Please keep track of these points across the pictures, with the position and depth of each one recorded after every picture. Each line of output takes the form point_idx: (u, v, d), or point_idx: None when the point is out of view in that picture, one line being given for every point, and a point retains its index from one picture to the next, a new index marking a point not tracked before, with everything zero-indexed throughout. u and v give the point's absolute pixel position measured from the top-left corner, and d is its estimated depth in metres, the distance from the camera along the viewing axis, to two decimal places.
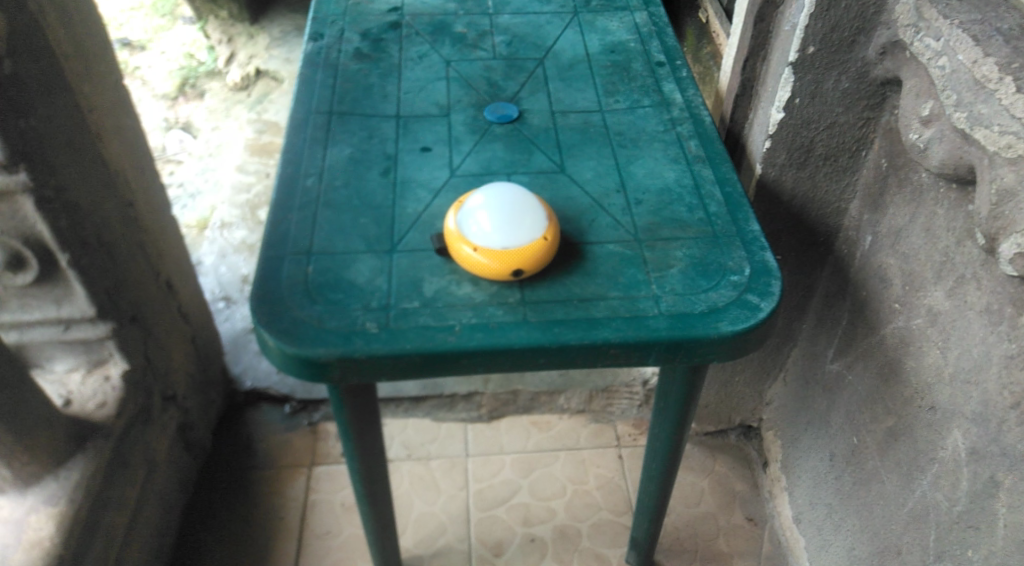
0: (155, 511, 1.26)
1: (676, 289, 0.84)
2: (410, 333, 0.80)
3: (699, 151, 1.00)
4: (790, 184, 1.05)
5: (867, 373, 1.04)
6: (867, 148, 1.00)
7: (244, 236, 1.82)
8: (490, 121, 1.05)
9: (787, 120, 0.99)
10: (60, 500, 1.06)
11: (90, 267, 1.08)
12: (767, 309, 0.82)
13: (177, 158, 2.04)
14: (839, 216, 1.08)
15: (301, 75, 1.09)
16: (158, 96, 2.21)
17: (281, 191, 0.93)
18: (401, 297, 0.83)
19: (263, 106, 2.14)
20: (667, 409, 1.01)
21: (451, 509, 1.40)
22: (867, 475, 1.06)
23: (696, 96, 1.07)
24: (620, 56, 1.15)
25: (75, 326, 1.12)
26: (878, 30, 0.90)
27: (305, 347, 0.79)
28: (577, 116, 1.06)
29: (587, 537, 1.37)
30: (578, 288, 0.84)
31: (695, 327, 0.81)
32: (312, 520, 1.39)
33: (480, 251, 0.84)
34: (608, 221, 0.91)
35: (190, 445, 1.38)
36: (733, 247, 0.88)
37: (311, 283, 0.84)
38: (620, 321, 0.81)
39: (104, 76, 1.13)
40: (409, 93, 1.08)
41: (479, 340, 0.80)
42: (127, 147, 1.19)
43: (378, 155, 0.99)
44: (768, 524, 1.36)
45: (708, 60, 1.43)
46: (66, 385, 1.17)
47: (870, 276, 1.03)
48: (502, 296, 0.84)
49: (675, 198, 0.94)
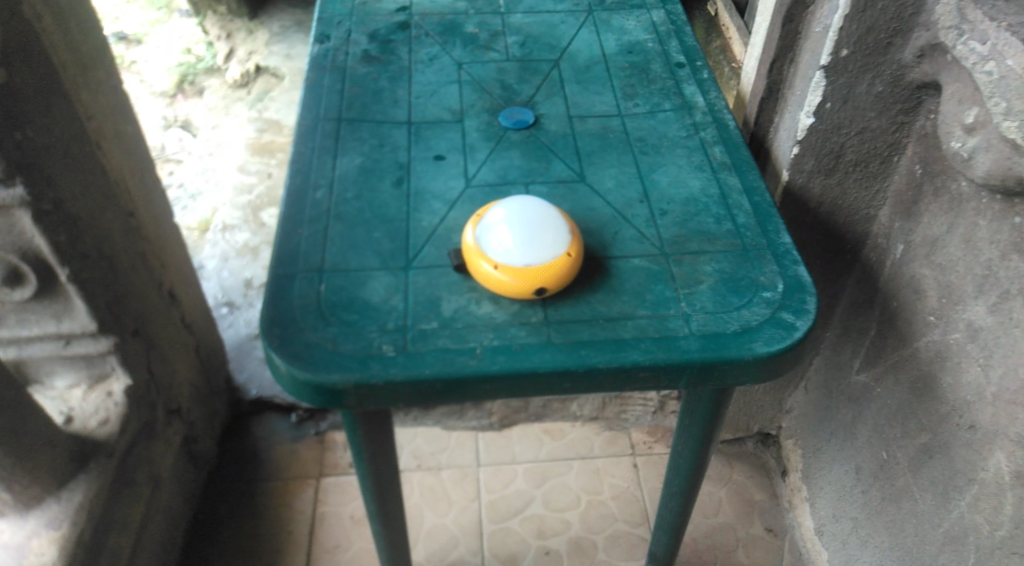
0: (161, 527, 1.22)
1: (707, 307, 0.80)
2: (429, 357, 0.76)
3: (724, 157, 0.96)
4: (817, 191, 1.01)
5: (898, 387, 1.01)
6: (899, 153, 0.96)
7: (247, 239, 1.78)
8: (506, 127, 1.00)
9: (817, 126, 0.95)
10: (63, 523, 1.03)
11: (91, 281, 1.04)
12: (803, 329, 0.78)
13: (177, 157, 2.00)
14: (868, 224, 1.04)
15: (307, 80, 1.05)
16: (156, 94, 2.16)
17: (289, 204, 0.89)
18: (418, 317, 0.79)
19: (264, 104, 2.10)
20: (692, 427, 0.97)
21: (463, 521, 1.37)
22: (898, 491, 1.03)
23: (719, 99, 1.03)
24: (639, 57, 1.11)
25: (75, 341, 1.08)
26: (915, 32, 0.85)
27: (319, 372, 0.75)
28: (595, 121, 1.02)
29: (603, 550, 1.34)
30: (603, 307, 0.80)
31: (728, 349, 0.77)
32: (322, 533, 1.35)
33: (501, 268, 0.80)
34: (632, 233, 0.88)
35: (195, 457, 1.35)
36: (765, 262, 0.84)
37: (323, 303, 0.80)
38: (650, 342, 0.77)
39: (104, 82, 1.09)
40: (420, 98, 1.04)
41: (502, 364, 0.76)
42: (127, 153, 1.14)
43: (391, 165, 0.95)
44: (788, 534, 1.33)
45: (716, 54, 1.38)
46: (67, 401, 1.13)
47: (902, 287, 0.99)
48: (524, 316, 0.80)
49: (701, 208, 0.90)
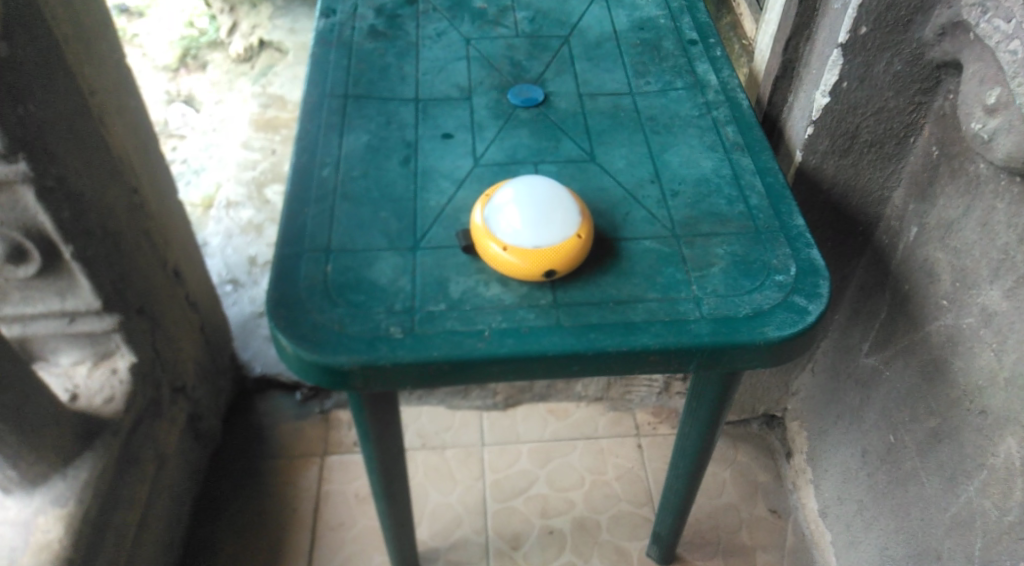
0: (166, 504, 1.22)
1: (718, 290, 0.79)
2: (437, 339, 0.75)
3: (736, 137, 0.94)
4: (830, 173, 1.00)
5: (908, 371, 1.00)
6: (916, 134, 0.95)
7: (251, 216, 1.77)
8: (515, 105, 0.99)
9: (833, 106, 0.93)
10: (68, 501, 1.03)
11: (95, 259, 1.03)
12: (815, 313, 0.77)
13: (180, 133, 1.98)
14: (880, 206, 1.03)
15: (313, 55, 1.03)
16: (158, 68, 2.13)
17: (295, 183, 0.88)
18: (426, 299, 0.78)
19: (268, 79, 2.09)
20: (699, 410, 0.96)
21: (468, 500, 1.37)
22: (904, 474, 1.02)
23: (732, 77, 1.01)
24: (650, 34, 1.09)
25: (80, 318, 1.07)
26: (936, 10, 0.84)
27: (326, 354, 0.74)
28: (606, 99, 1.00)
29: (607, 530, 1.34)
30: (613, 289, 0.79)
31: (740, 332, 0.76)
32: (327, 511, 1.35)
33: (510, 250, 0.79)
34: (643, 214, 0.86)
35: (200, 435, 1.34)
36: (777, 244, 0.83)
37: (330, 284, 0.80)
38: (660, 326, 0.76)
39: (107, 56, 1.07)
40: (428, 74, 1.03)
41: (511, 347, 0.75)
42: (131, 129, 1.13)
43: (398, 143, 0.94)
44: (792, 516, 1.33)
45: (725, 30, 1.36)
46: (71, 379, 1.13)
47: (914, 270, 0.98)
48: (533, 298, 0.79)
49: (713, 189, 0.89)
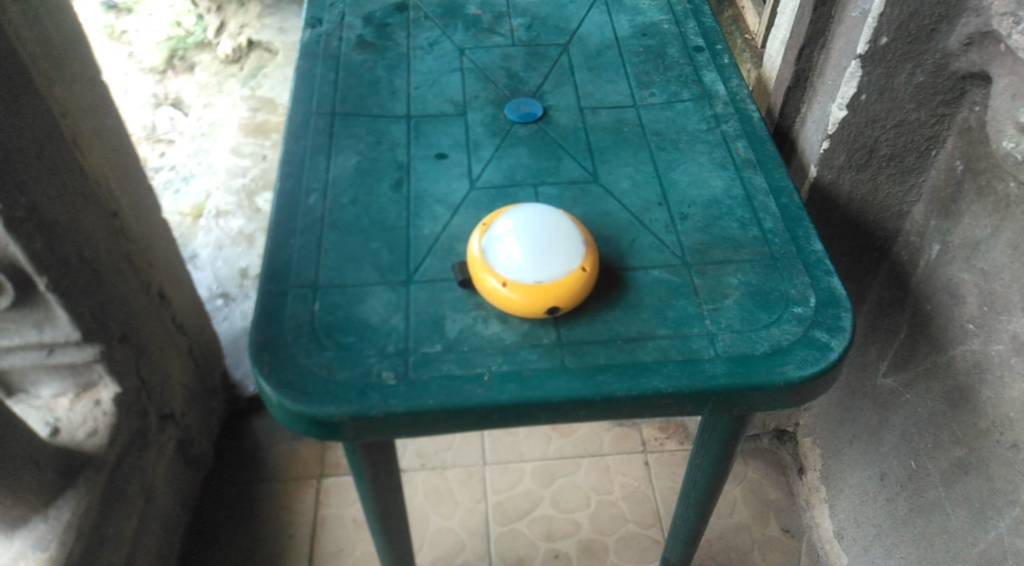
0: (156, 536, 1.17)
1: (734, 325, 0.74)
2: (433, 385, 0.70)
3: (748, 153, 0.89)
4: (847, 188, 0.95)
5: (930, 396, 0.95)
6: (938, 147, 0.89)
7: (241, 226, 1.72)
8: (512, 121, 0.93)
9: (850, 119, 0.88)
10: (51, 544, 0.98)
11: (72, 290, 0.98)
12: (838, 349, 0.72)
13: (168, 138, 1.91)
14: (899, 220, 0.97)
15: (299, 69, 0.98)
16: (145, 69, 2.07)
17: (280, 212, 0.83)
18: (421, 339, 0.73)
19: (257, 81, 2.03)
20: (704, 458, 0.89)
21: (470, 524, 1.32)
22: (928, 503, 0.97)
23: (741, 87, 0.96)
24: (654, 40, 1.03)
25: (60, 350, 1.02)
26: (962, 18, 0.78)
27: (314, 405, 0.69)
28: (608, 113, 0.94)
29: (614, 553, 1.29)
30: (621, 326, 0.74)
31: (758, 373, 0.70)
32: (324, 536, 1.31)
33: (510, 285, 0.73)
34: (651, 240, 0.81)
35: (191, 460, 1.30)
36: (795, 273, 0.77)
37: (318, 324, 0.74)
38: (673, 366, 0.71)
39: (80, 74, 1.01)
40: (420, 88, 0.97)
41: (513, 393, 0.70)
42: (109, 150, 1.07)
43: (389, 165, 0.88)
44: (805, 535, 1.28)
45: (728, 23, 1.27)
46: (53, 411, 1.08)
47: (937, 290, 0.92)
48: (535, 336, 0.73)
49: (725, 212, 0.83)
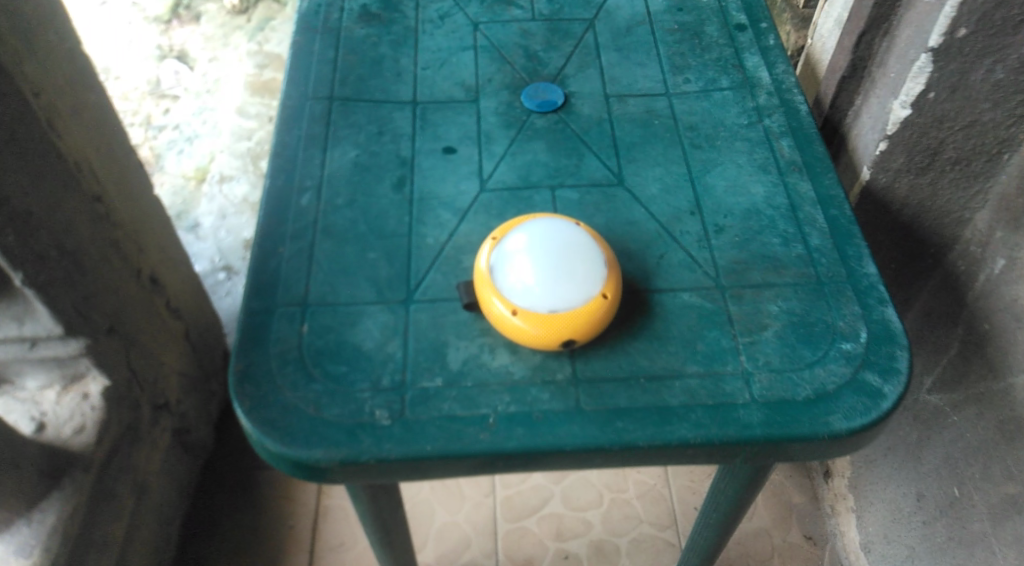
0: (150, 530, 1.13)
1: (772, 364, 0.65)
2: (431, 428, 0.63)
3: (793, 154, 0.79)
4: (902, 192, 0.86)
5: (982, 423, 0.86)
6: (1011, 151, 0.79)
7: (246, 193, 1.64)
8: (529, 109, 0.84)
9: (914, 119, 0.79)
10: (34, 550, 0.93)
11: (51, 284, 0.91)
12: (891, 396, 0.64)
13: (172, 93, 1.81)
14: (958, 227, 0.87)
15: (294, 45, 0.88)
16: (149, 18, 1.96)
17: (268, 214, 0.75)
18: (420, 371, 0.65)
19: (264, 36, 1.93)
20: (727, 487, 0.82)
21: (476, 519, 1.26)
22: (970, 536, 0.89)
23: (788, 74, 0.85)
24: (690, 16, 0.92)
25: (43, 343, 0.95)
26: None
27: (298, 447, 0.62)
28: (637, 102, 0.84)
29: (627, 555, 1.23)
30: (645, 361, 0.66)
31: (798, 424, 0.62)
32: (326, 529, 1.26)
33: (521, 314, 0.65)
34: (681, 257, 0.72)
35: (189, 447, 1.24)
36: (844, 301, 0.69)
37: (306, 350, 0.67)
38: (701, 413, 0.63)
39: (53, 48, 0.92)
40: (428, 69, 0.87)
41: (520, 440, 0.62)
42: (89, 129, 0.99)
43: (391, 160, 0.79)
44: (828, 544, 1.21)
45: None
46: (39, 405, 1.01)
47: (997, 310, 0.83)
48: (547, 371, 0.65)
49: (765, 224, 0.74)
